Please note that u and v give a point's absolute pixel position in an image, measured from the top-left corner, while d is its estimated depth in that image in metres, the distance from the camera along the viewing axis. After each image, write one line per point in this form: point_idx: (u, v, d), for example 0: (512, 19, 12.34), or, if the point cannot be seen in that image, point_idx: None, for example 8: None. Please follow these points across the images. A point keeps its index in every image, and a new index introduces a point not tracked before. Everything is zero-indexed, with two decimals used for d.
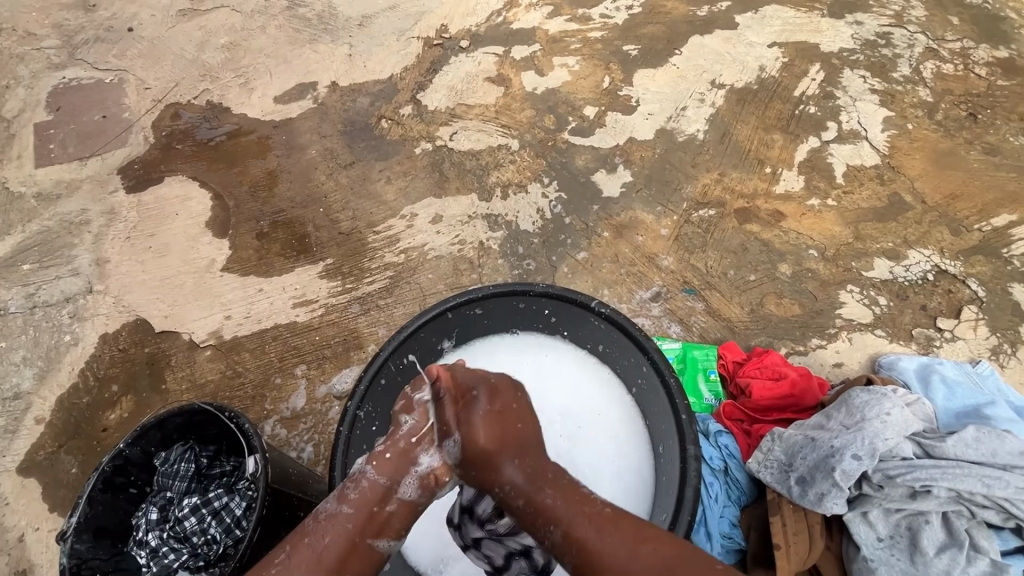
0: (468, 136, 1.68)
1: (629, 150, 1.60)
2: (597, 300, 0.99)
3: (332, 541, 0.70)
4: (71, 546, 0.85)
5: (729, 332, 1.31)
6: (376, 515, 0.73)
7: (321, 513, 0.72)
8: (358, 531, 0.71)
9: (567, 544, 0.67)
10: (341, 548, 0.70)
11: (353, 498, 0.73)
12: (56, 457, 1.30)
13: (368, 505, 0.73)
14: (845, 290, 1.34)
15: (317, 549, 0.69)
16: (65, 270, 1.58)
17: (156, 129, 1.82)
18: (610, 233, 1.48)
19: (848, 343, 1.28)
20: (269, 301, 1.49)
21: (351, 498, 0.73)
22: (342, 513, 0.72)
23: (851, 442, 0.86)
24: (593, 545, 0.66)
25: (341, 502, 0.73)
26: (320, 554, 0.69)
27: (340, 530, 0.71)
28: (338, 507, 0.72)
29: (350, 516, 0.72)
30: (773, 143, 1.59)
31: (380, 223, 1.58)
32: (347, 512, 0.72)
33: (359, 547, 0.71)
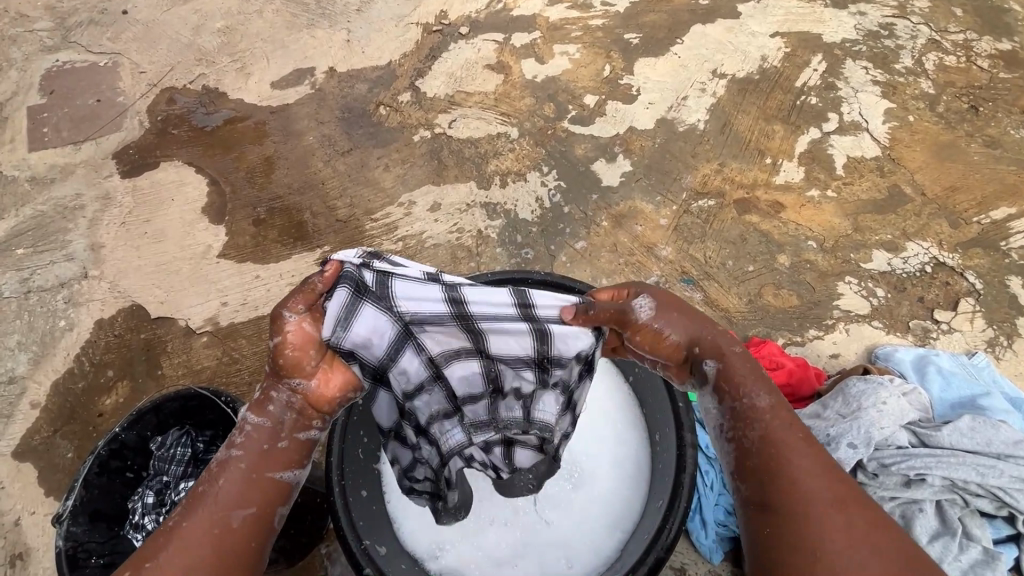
0: (467, 124, 1.67)
1: (629, 139, 1.59)
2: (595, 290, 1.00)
3: (230, 485, 0.68)
4: (67, 529, 0.85)
5: (727, 323, 1.30)
6: (271, 452, 0.70)
7: (215, 462, 0.70)
8: (251, 469, 0.69)
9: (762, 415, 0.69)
10: (237, 488, 0.67)
11: (240, 443, 0.70)
12: (52, 441, 1.29)
13: (261, 444, 0.70)
14: (843, 282, 1.34)
15: (212, 494, 0.67)
16: (59, 255, 1.57)
17: (151, 114, 1.79)
18: (608, 223, 1.48)
19: (844, 334, 1.28)
20: (266, 288, 1.49)
21: (239, 444, 0.70)
22: (233, 457, 0.69)
23: (847, 430, 0.86)
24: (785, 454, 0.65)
25: (231, 448, 0.70)
26: (217, 497, 0.67)
27: (236, 472, 0.68)
28: (225, 453, 0.69)
29: (243, 457, 0.69)
30: (773, 134, 1.58)
31: (378, 210, 1.57)
32: (239, 454, 0.69)
33: (257, 483, 0.69)
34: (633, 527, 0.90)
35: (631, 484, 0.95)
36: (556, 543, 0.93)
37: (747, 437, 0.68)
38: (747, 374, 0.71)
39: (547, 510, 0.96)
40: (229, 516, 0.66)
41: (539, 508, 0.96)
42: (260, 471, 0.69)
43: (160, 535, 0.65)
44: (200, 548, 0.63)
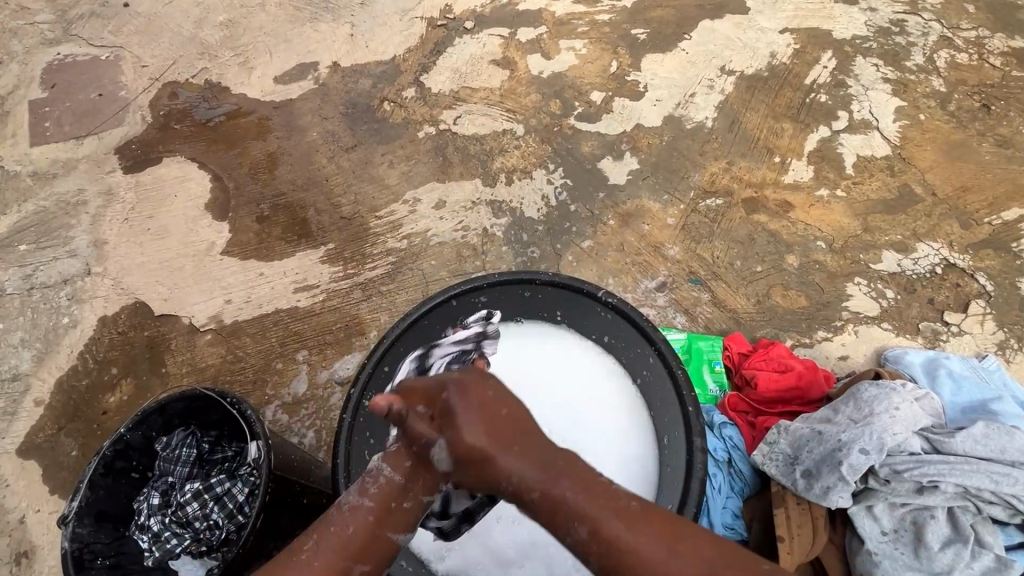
0: (472, 120, 1.65)
1: (636, 137, 1.58)
2: (604, 289, 0.98)
3: (356, 534, 0.63)
4: (73, 530, 0.83)
5: (734, 324, 1.29)
6: (395, 509, 0.65)
7: (344, 503, 0.65)
8: (378, 524, 0.64)
9: None
10: (364, 541, 0.63)
11: (373, 492, 0.66)
12: (56, 439, 1.29)
13: (390, 498, 0.65)
14: (852, 283, 1.33)
15: (341, 539, 0.62)
16: (62, 251, 1.56)
17: (153, 108, 1.78)
18: (615, 222, 1.46)
19: (853, 336, 1.27)
20: (270, 286, 1.48)
21: (372, 491, 0.66)
22: (363, 505, 0.65)
23: (859, 436, 0.85)
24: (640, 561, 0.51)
25: (362, 495, 0.65)
26: (342, 544, 0.62)
27: (362, 522, 0.63)
28: (358, 500, 0.65)
29: (371, 508, 0.64)
30: (782, 132, 1.56)
31: (382, 208, 1.56)
32: (369, 505, 0.65)
33: (378, 541, 0.63)
34: None
35: (640, 486, 0.94)
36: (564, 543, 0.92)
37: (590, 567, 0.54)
38: None
39: None
40: (347, 568, 0.61)
41: None
42: (385, 527, 0.64)
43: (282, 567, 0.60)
44: None
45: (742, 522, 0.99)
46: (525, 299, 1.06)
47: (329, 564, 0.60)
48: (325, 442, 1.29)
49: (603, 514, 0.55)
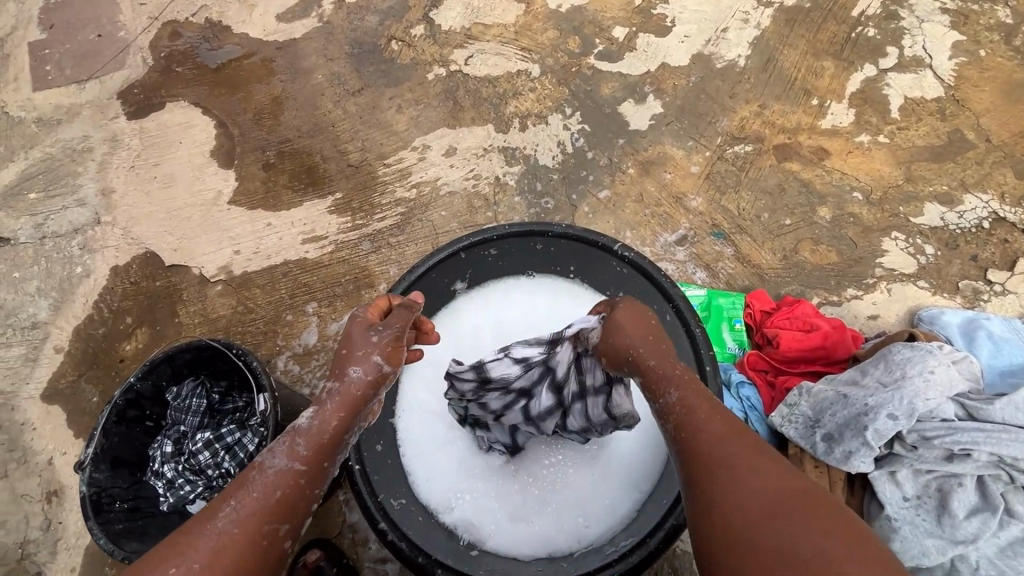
0: (484, 60, 1.55)
1: (661, 78, 1.46)
2: (620, 243, 0.95)
3: (280, 498, 0.58)
4: (89, 476, 0.84)
5: (758, 280, 1.22)
6: (326, 469, 0.63)
7: (268, 467, 0.60)
8: (311, 484, 0.61)
9: (672, 412, 0.62)
10: (293, 502, 0.59)
11: (305, 452, 0.61)
12: (77, 385, 1.32)
13: (321, 458, 0.62)
14: (888, 237, 1.24)
15: (267, 499, 0.57)
16: (71, 200, 1.54)
17: (154, 50, 1.70)
18: (635, 170, 1.38)
19: (886, 295, 1.19)
20: (278, 236, 1.45)
21: (303, 453, 0.61)
22: (294, 470, 0.60)
23: (888, 401, 0.81)
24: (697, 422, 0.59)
25: (292, 458, 0.61)
26: (265, 509, 0.57)
27: (291, 484, 0.59)
28: (288, 461, 0.60)
29: (303, 471, 0.60)
30: (822, 71, 1.42)
31: (390, 154, 1.49)
32: (299, 467, 0.60)
33: (311, 502, 0.61)
34: (650, 489, 0.89)
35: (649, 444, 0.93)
36: (572, 501, 0.91)
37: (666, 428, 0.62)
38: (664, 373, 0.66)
39: (562, 469, 0.94)
40: (277, 523, 0.57)
41: (558, 467, 0.94)
42: (313, 486, 0.61)
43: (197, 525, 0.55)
44: (248, 557, 0.54)
45: None
46: (535, 253, 1.02)
47: (254, 525, 0.55)
48: None
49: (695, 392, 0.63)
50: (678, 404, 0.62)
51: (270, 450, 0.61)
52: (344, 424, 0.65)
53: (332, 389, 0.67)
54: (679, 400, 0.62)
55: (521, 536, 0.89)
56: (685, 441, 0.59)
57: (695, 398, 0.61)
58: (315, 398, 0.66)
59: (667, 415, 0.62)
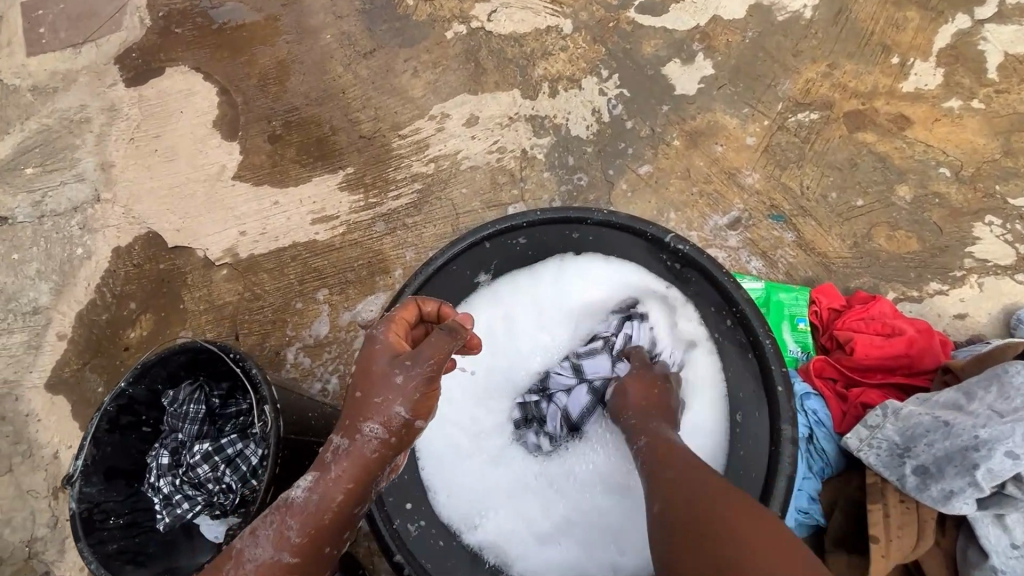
0: (510, 15, 1.37)
1: (713, 33, 1.27)
2: (673, 233, 0.79)
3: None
4: (80, 490, 0.77)
5: (823, 271, 1.07)
6: (321, 554, 0.60)
7: (249, 559, 0.58)
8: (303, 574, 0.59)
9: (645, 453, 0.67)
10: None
11: (297, 541, 0.59)
12: (82, 374, 1.25)
13: (314, 543, 0.60)
14: (981, 222, 1.07)
15: None
16: (70, 175, 1.45)
17: (150, 9, 1.56)
18: (681, 142, 1.21)
19: (976, 290, 1.03)
20: (286, 216, 1.34)
21: (293, 541, 0.59)
22: (281, 562, 0.58)
23: (1005, 436, 0.67)
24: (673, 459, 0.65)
25: (280, 547, 0.58)
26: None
27: None
28: (274, 553, 0.58)
29: (293, 564, 0.58)
30: (905, 22, 1.21)
31: (406, 125, 1.35)
32: (288, 558, 0.58)
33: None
34: None
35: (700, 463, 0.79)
36: (607, 524, 0.81)
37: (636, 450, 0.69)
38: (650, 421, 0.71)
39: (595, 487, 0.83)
40: None
41: (592, 486, 0.83)
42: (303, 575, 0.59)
43: None
44: None
45: (819, 507, 0.83)
46: (572, 242, 0.88)
47: None
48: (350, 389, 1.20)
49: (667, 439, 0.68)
50: (647, 449, 0.68)
51: (255, 533, 0.59)
52: (352, 494, 0.61)
53: (341, 450, 0.62)
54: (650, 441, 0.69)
55: (548, 562, 0.80)
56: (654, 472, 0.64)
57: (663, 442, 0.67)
58: (318, 461, 0.63)
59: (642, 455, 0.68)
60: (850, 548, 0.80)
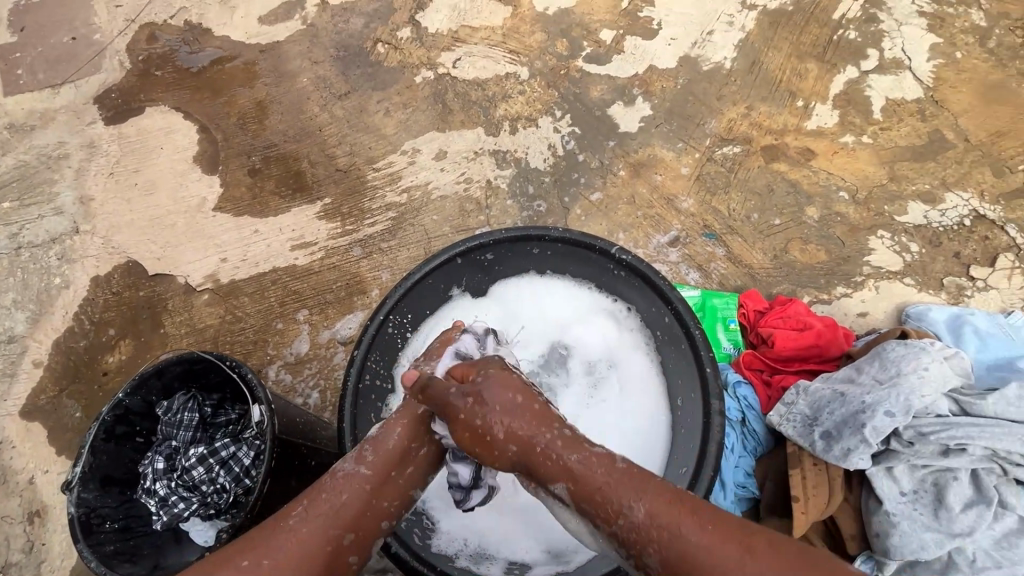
0: (473, 63, 1.54)
1: (649, 80, 1.47)
2: (618, 245, 0.92)
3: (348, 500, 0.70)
4: (77, 495, 0.82)
5: (750, 280, 1.25)
6: (394, 479, 0.73)
7: (339, 470, 0.72)
8: (374, 492, 0.71)
9: (639, 530, 0.63)
10: (358, 507, 0.70)
11: (370, 460, 0.73)
12: (59, 400, 1.28)
13: (386, 469, 0.73)
14: (875, 236, 1.27)
15: (334, 503, 0.69)
16: (47, 208, 1.49)
17: (131, 53, 1.66)
18: (626, 172, 1.39)
19: (874, 292, 1.22)
20: (266, 243, 1.42)
21: (368, 458, 0.73)
22: (360, 473, 0.72)
23: (885, 398, 0.84)
24: (687, 546, 0.60)
25: (359, 462, 0.73)
26: (337, 511, 0.69)
27: (358, 489, 0.71)
28: (355, 467, 0.72)
29: (368, 477, 0.72)
30: (806, 72, 1.45)
31: (380, 159, 1.48)
32: (365, 473, 0.72)
33: (375, 511, 0.71)
34: None
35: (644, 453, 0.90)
36: None
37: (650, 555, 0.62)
38: (602, 482, 0.67)
39: None
40: (341, 533, 0.68)
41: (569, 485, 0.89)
42: (381, 497, 0.72)
43: (276, 522, 0.68)
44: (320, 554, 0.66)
45: (754, 480, 0.97)
46: (533, 257, 1.00)
47: (324, 526, 0.68)
48: (330, 402, 1.27)
49: (651, 522, 0.63)
50: (639, 521, 0.63)
51: (343, 459, 0.74)
52: (404, 436, 0.76)
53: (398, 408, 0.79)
54: (648, 517, 0.63)
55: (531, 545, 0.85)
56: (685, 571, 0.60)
57: (660, 511, 0.63)
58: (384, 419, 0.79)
59: (636, 537, 0.63)
60: (782, 513, 0.93)
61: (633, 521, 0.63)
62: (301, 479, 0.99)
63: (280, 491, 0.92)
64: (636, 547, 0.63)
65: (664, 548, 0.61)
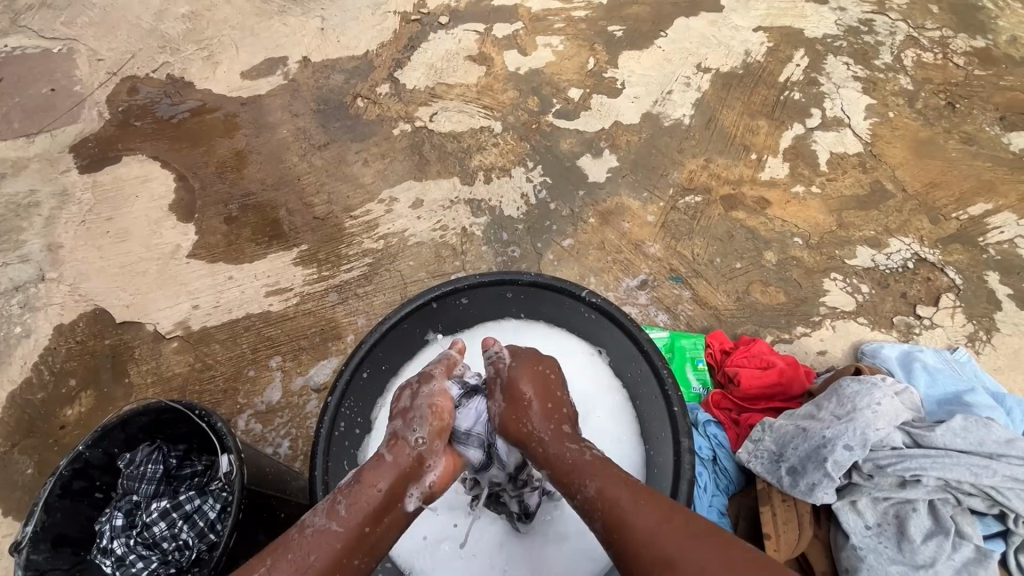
0: (449, 117, 1.62)
1: (615, 134, 1.57)
2: (587, 289, 0.95)
3: (317, 559, 0.64)
4: (27, 558, 0.79)
5: (715, 321, 1.30)
6: (369, 535, 0.68)
7: (309, 526, 0.66)
8: (346, 551, 0.66)
9: (596, 503, 0.66)
10: (328, 565, 0.64)
11: (344, 515, 0.68)
12: (9, 456, 1.22)
13: (361, 523, 0.68)
14: (829, 278, 1.35)
15: (300, 566, 0.63)
16: (13, 256, 1.47)
17: (111, 104, 1.69)
18: (596, 219, 1.45)
19: (831, 331, 1.28)
20: (240, 289, 1.42)
21: (343, 515, 0.67)
22: (332, 530, 0.66)
23: (843, 433, 0.88)
24: (624, 515, 0.63)
25: (331, 518, 0.67)
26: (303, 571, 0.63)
27: (328, 547, 0.65)
28: (327, 523, 0.67)
29: (340, 534, 0.66)
30: (758, 129, 1.57)
31: (357, 207, 1.51)
32: (338, 530, 0.66)
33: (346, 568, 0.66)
34: None
35: None
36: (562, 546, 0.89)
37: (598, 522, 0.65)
38: (575, 464, 0.71)
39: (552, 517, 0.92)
40: None
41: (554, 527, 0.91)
42: (349, 555, 0.66)
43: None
44: None
45: (727, 519, 0.98)
46: (507, 302, 1.03)
47: None
48: (302, 452, 1.24)
49: (617, 492, 0.66)
50: (594, 495, 0.67)
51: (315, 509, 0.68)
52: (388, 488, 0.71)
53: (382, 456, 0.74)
54: (595, 492, 0.67)
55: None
56: (621, 540, 0.62)
57: (610, 487, 0.66)
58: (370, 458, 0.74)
59: (591, 508, 0.67)
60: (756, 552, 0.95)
61: (592, 477, 0.68)
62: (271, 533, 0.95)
63: (247, 546, 0.89)
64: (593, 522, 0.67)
65: (616, 520, 0.64)
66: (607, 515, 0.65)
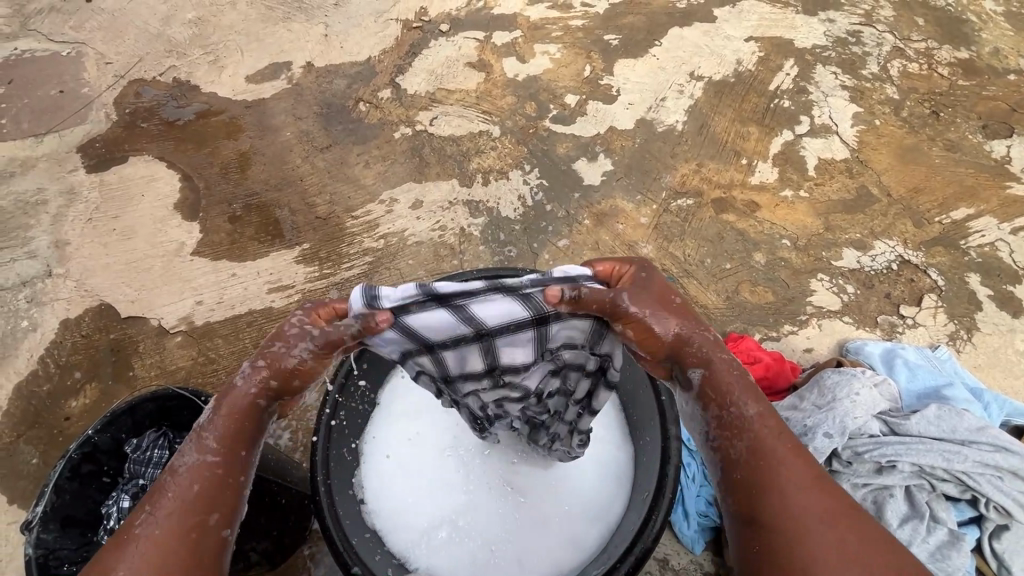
0: (448, 121, 1.67)
1: (609, 139, 1.62)
2: None
3: (201, 488, 0.59)
4: (37, 536, 0.81)
5: (705, 319, 1.34)
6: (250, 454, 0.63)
7: (179, 467, 0.60)
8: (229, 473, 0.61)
9: (749, 427, 0.61)
10: (211, 494, 0.59)
11: (216, 446, 0.61)
12: (15, 447, 1.24)
13: (236, 448, 0.62)
14: (815, 279, 1.39)
15: (184, 499, 0.58)
16: (21, 253, 1.50)
17: (118, 106, 1.73)
18: (590, 221, 1.49)
19: (818, 329, 1.33)
20: (243, 286, 1.45)
21: (214, 445, 0.61)
22: (206, 463, 0.60)
23: (823, 421, 0.92)
24: (778, 454, 0.60)
25: (201, 453, 0.60)
26: (187, 504, 0.58)
27: (206, 476, 0.60)
28: (199, 458, 0.60)
29: (217, 462, 0.61)
30: (748, 135, 1.62)
31: (358, 207, 1.55)
32: (217, 462, 0.61)
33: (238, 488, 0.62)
34: (618, 518, 0.87)
35: (615, 481, 0.93)
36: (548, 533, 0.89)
37: (736, 446, 0.61)
38: (733, 383, 0.63)
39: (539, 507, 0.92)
40: (198, 520, 0.58)
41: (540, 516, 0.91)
42: (236, 474, 0.62)
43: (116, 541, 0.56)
44: (178, 551, 0.56)
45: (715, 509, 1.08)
46: None
47: (177, 522, 0.57)
48: (302, 443, 1.27)
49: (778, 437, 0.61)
50: (754, 422, 0.61)
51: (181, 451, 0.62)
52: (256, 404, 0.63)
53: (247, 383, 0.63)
54: (758, 416, 0.61)
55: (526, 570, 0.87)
56: (765, 471, 0.59)
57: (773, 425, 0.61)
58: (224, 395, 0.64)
59: (739, 428, 0.62)
60: None
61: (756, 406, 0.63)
62: (270, 517, 0.98)
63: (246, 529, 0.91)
64: (731, 440, 0.62)
65: (767, 453, 0.60)
66: (757, 444, 0.60)
